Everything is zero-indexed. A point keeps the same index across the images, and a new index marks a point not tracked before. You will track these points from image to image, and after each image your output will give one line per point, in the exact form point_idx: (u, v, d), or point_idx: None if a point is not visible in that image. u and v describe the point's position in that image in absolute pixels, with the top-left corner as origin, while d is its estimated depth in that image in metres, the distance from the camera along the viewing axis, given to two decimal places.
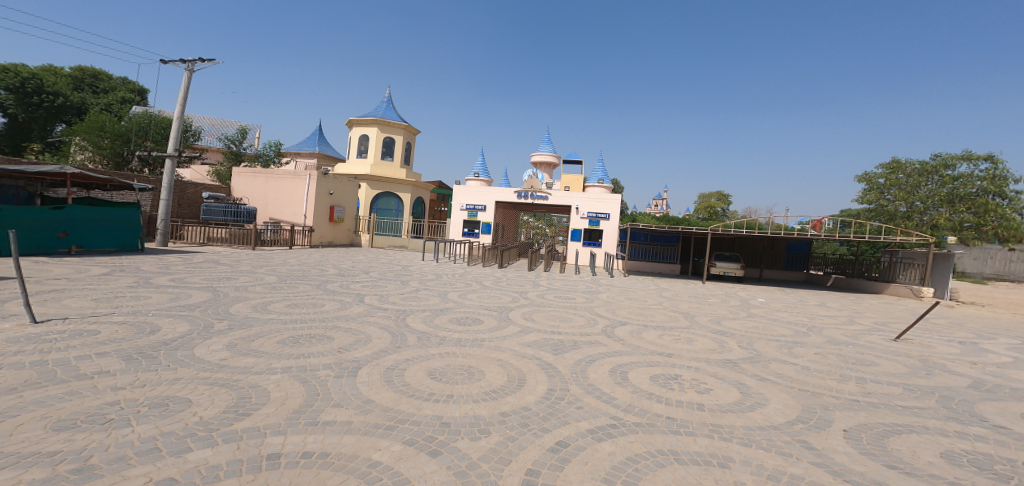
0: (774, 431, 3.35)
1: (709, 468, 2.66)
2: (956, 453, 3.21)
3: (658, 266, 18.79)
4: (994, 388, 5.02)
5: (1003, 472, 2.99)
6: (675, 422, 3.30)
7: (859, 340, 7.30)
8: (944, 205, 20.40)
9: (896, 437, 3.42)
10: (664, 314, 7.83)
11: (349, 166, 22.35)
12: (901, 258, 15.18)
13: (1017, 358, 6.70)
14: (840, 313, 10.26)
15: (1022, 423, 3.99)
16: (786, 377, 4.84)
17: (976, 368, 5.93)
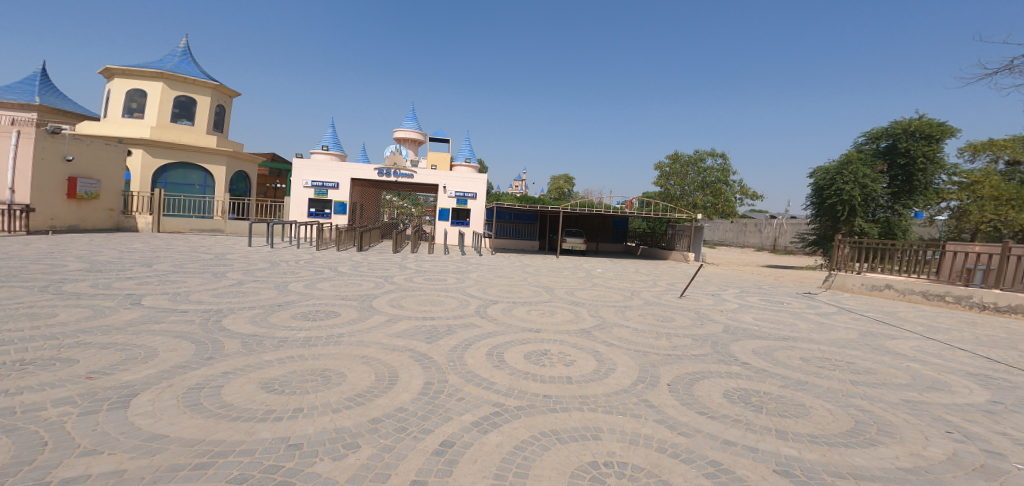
0: (628, 393, 3.65)
1: (586, 442, 2.71)
2: (731, 392, 3.97)
3: (517, 244, 19.95)
4: (734, 330, 6.63)
5: (756, 402, 3.78)
6: (552, 400, 3.37)
7: (663, 299, 8.86)
8: (698, 189, 26.31)
9: (699, 384, 4.10)
10: (529, 289, 8.19)
11: (122, 127, 17.73)
12: (678, 231, 19.07)
13: (739, 303, 9.13)
14: (649, 277, 12.39)
15: (753, 357, 5.29)
16: (628, 341, 5.46)
17: (724, 315, 7.78)
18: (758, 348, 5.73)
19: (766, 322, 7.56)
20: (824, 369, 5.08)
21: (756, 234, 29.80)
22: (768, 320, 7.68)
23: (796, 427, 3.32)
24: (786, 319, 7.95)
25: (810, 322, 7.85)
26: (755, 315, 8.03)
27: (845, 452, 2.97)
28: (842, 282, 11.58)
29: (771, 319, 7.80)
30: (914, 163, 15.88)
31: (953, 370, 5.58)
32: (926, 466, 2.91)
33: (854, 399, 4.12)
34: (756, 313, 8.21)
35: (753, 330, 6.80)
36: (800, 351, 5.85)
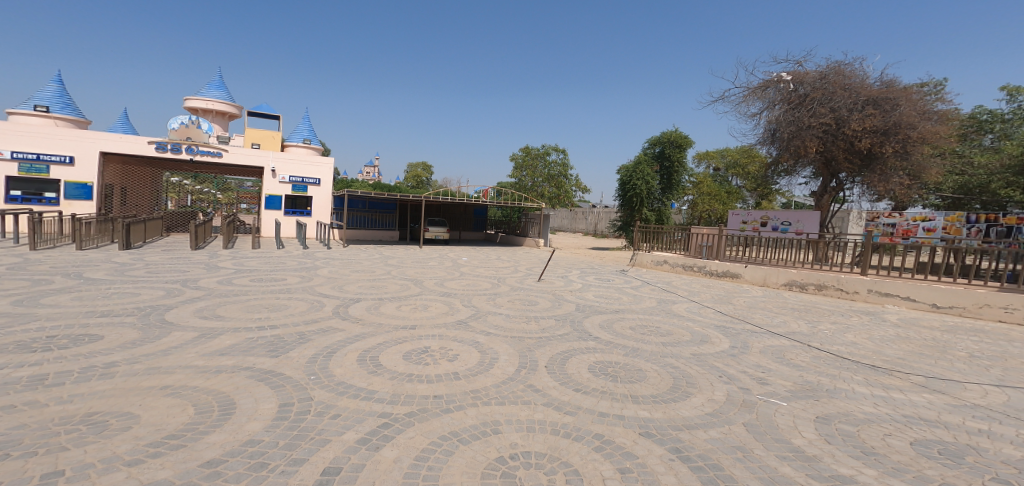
0: (513, 382, 3.78)
1: (486, 438, 2.71)
2: (592, 366, 4.44)
3: (376, 234, 18.74)
4: (584, 308, 7.52)
5: (612, 372, 4.35)
6: (444, 400, 3.25)
7: (525, 284, 9.47)
8: (546, 181, 28.83)
9: (570, 362, 4.51)
10: (395, 283, 7.74)
11: None
12: (530, 219, 20.61)
13: (585, 283, 10.41)
14: (510, 263, 13.13)
15: (601, 331, 6.07)
16: (503, 328, 5.65)
17: (574, 295, 8.75)
18: (603, 323, 6.61)
19: (605, 298, 8.79)
20: (652, 337, 6.15)
21: (583, 221, 34.43)
22: (607, 297, 8.95)
23: (642, 390, 3.89)
24: (620, 294, 9.41)
25: (632, 295, 9.44)
26: (597, 293, 9.25)
27: (676, 405, 3.62)
28: (641, 260, 14.72)
29: (610, 296, 9.13)
30: (672, 166, 20.39)
31: (724, 327, 7.45)
32: (720, 408, 3.70)
33: (671, 359, 5.11)
34: (600, 291, 9.49)
35: (596, 306, 7.83)
36: (634, 321, 6.99)
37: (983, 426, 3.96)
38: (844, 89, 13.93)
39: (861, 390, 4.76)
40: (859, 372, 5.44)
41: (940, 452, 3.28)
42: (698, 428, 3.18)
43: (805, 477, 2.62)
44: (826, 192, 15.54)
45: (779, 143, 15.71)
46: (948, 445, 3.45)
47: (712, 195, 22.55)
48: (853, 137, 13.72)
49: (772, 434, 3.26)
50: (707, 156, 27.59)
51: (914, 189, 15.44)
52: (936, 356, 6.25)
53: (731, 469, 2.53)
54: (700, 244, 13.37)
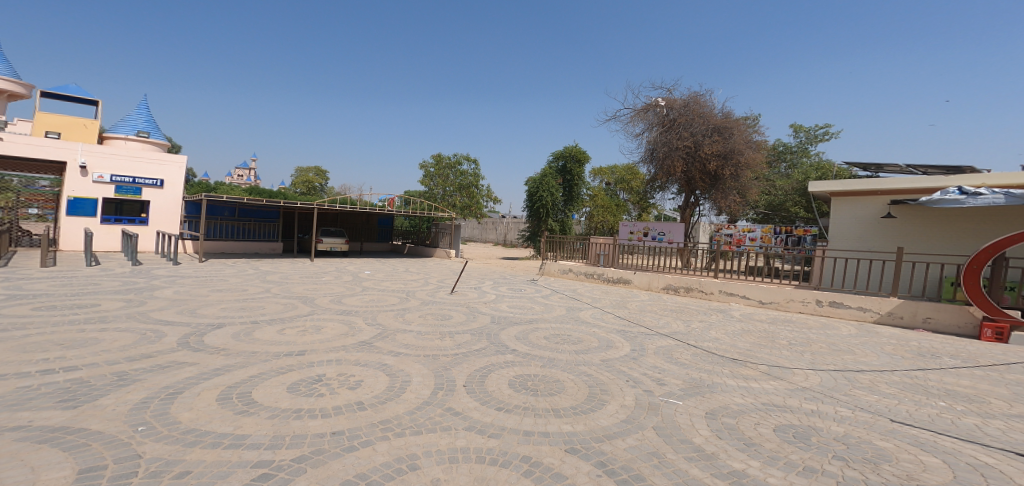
0: (428, 406, 3.48)
1: (401, 477, 2.39)
2: (513, 381, 4.34)
3: (252, 244, 16.74)
4: (499, 320, 7.42)
5: (531, 385, 4.29)
6: (345, 436, 2.84)
7: (437, 297, 9.07)
8: (457, 191, 28.45)
9: (489, 379, 4.34)
10: (278, 304, 6.81)
11: None
12: (441, 229, 20.01)
13: (498, 294, 10.34)
14: (419, 276, 12.56)
15: (519, 343, 6.01)
16: (414, 346, 5.27)
17: (488, 307, 8.59)
18: (519, 334, 6.57)
19: (519, 308, 8.81)
20: (565, 346, 6.27)
21: (493, 231, 34.87)
22: (521, 307, 8.99)
23: (562, 402, 3.91)
24: (532, 304, 9.52)
25: (543, 305, 9.62)
26: (511, 304, 9.24)
27: (596, 415, 3.67)
28: (549, 269, 15.23)
29: (524, 306, 9.17)
30: (573, 180, 21.55)
31: (626, 331, 7.95)
32: (632, 413, 3.84)
33: (585, 367, 5.26)
34: (513, 302, 9.48)
35: (510, 318, 7.79)
36: (548, 331, 7.08)
37: (815, 406, 4.70)
38: (700, 117, 16.42)
39: (736, 384, 5.36)
40: (731, 367, 6.15)
41: (803, 436, 3.79)
42: (617, 437, 3.23)
43: (710, 476, 2.76)
44: (687, 208, 17.99)
45: (656, 161, 17.74)
46: (805, 429, 4.00)
47: (605, 208, 24.72)
48: (707, 158, 16.34)
49: (677, 435, 3.44)
50: (600, 172, 29.74)
51: (744, 206, 18.89)
52: (785, 347, 7.36)
53: (651, 478, 2.57)
54: (598, 253, 14.32)
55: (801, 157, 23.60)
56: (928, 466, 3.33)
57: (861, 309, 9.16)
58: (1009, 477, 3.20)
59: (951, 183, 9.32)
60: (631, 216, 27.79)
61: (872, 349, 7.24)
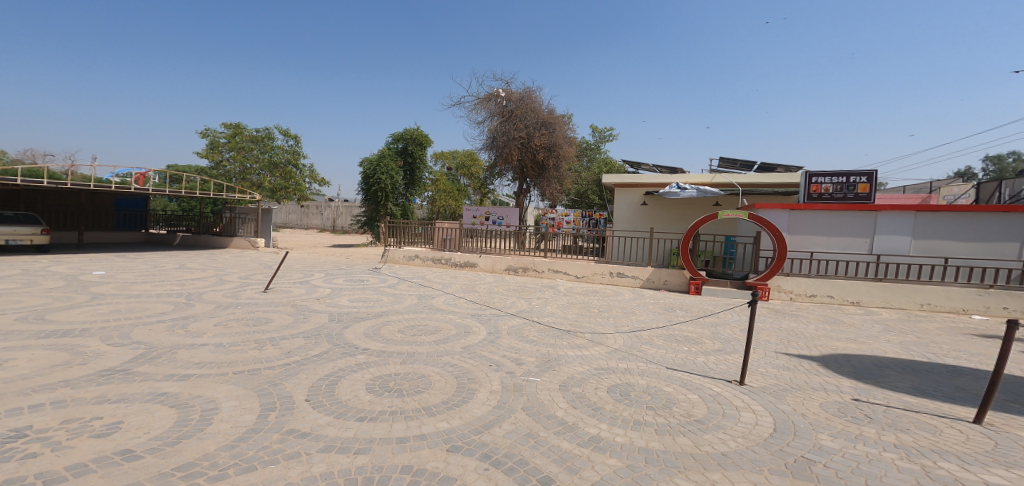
0: (258, 434, 2.94)
1: None
2: (371, 384, 4.01)
3: None
4: (340, 317, 6.77)
5: (394, 386, 4.02)
6: None
7: (242, 298, 7.68)
8: (266, 170, 24.10)
9: (339, 387, 3.90)
10: None
11: None
12: (239, 214, 17.03)
13: (332, 287, 9.37)
14: (209, 273, 10.33)
15: (369, 341, 5.56)
16: (202, 363, 4.34)
17: (325, 303, 7.72)
18: (368, 331, 6.08)
19: (360, 301, 8.17)
20: (423, 336, 6.13)
21: (319, 216, 31.53)
22: (361, 299, 8.36)
23: (432, 398, 3.79)
24: (374, 295, 8.90)
25: (392, 295, 9.14)
26: (350, 297, 8.50)
27: (470, 407, 3.67)
28: (393, 256, 14.57)
29: (364, 298, 8.54)
30: (414, 163, 20.90)
31: (480, 314, 8.23)
32: (502, 398, 3.98)
33: (448, 357, 5.22)
34: (351, 294, 8.74)
35: (357, 312, 7.20)
36: (402, 323, 6.74)
37: (626, 364, 5.67)
38: (533, 110, 17.80)
39: (575, 354, 6.06)
40: (567, 338, 6.93)
41: (630, 393, 4.52)
42: (494, 425, 3.33)
43: (577, 446, 3.07)
44: (520, 195, 19.42)
45: (495, 149, 18.62)
46: (628, 386, 4.79)
47: (447, 193, 24.84)
48: (538, 150, 17.93)
49: (543, 412, 3.70)
50: (440, 156, 29.36)
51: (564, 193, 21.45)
52: (601, 313, 8.76)
53: (533, 460, 2.76)
54: (443, 238, 14.28)
55: (598, 153, 28.09)
56: (695, 402, 4.33)
57: (633, 278, 11.54)
58: (731, 400, 4.42)
59: (673, 180, 13.53)
60: (471, 202, 28.60)
61: (641, 309, 9.20)
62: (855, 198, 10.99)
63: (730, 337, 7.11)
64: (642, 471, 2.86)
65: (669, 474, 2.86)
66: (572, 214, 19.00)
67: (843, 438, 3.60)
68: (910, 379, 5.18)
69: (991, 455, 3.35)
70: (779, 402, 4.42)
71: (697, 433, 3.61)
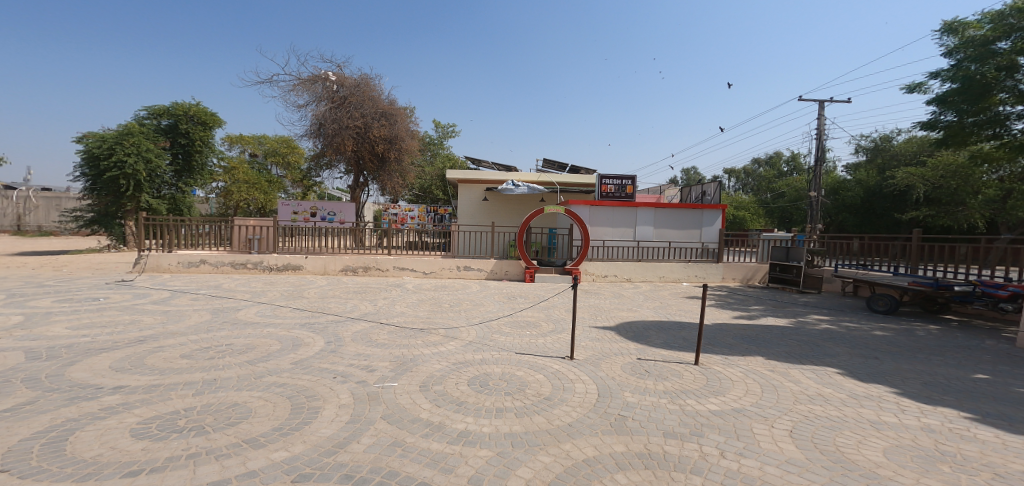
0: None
1: None
2: (141, 429, 3.13)
3: None
4: (54, 353, 5.00)
5: (188, 425, 3.22)
6: None
7: None
8: None
9: (75, 443, 2.90)
10: None
11: None
12: None
13: (27, 314, 6.85)
14: None
15: (125, 375, 4.32)
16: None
17: (10, 338, 5.56)
18: (115, 363, 4.70)
19: (86, 328, 6.21)
20: (229, 357, 5.11)
21: None
22: (87, 325, 6.35)
23: (258, 427, 3.18)
24: (121, 317, 6.87)
25: (162, 313, 7.28)
26: (65, 324, 6.37)
27: (314, 428, 3.21)
28: (159, 263, 11.46)
29: (90, 323, 6.48)
30: (194, 147, 17.13)
31: (314, 324, 7.23)
32: (355, 410, 3.60)
33: (273, 377, 4.46)
34: (67, 321, 6.52)
35: (89, 343, 5.46)
36: (187, 347, 5.43)
37: (480, 355, 5.80)
38: (370, 99, 16.71)
39: (433, 352, 5.93)
40: (422, 337, 6.73)
41: (488, 382, 4.64)
42: (350, 441, 2.99)
43: (448, 444, 3.01)
44: (356, 189, 18.11)
45: (322, 138, 16.81)
46: (486, 376, 4.90)
47: (251, 184, 21.20)
48: (376, 141, 16.88)
49: (406, 417, 3.49)
50: (240, 140, 24.47)
51: (405, 188, 20.70)
52: (452, 308, 8.79)
53: (403, 469, 2.62)
54: (247, 238, 12.26)
55: (440, 149, 28.02)
56: (542, 381, 4.71)
57: (478, 270, 11.97)
58: (567, 375, 4.94)
59: (510, 177, 14.46)
60: (288, 195, 25.12)
61: (488, 299, 9.58)
62: (623, 197, 13.59)
63: (560, 317, 8.03)
64: (511, 455, 2.96)
65: (532, 453, 3.02)
66: (416, 209, 18.49)
67: (639, 393, 4.37)
68: (663, 336, 6.61)
69: (708, 388, 4.48)
70: (597, 369, 5.12)
71: (548, 409, 3.92)
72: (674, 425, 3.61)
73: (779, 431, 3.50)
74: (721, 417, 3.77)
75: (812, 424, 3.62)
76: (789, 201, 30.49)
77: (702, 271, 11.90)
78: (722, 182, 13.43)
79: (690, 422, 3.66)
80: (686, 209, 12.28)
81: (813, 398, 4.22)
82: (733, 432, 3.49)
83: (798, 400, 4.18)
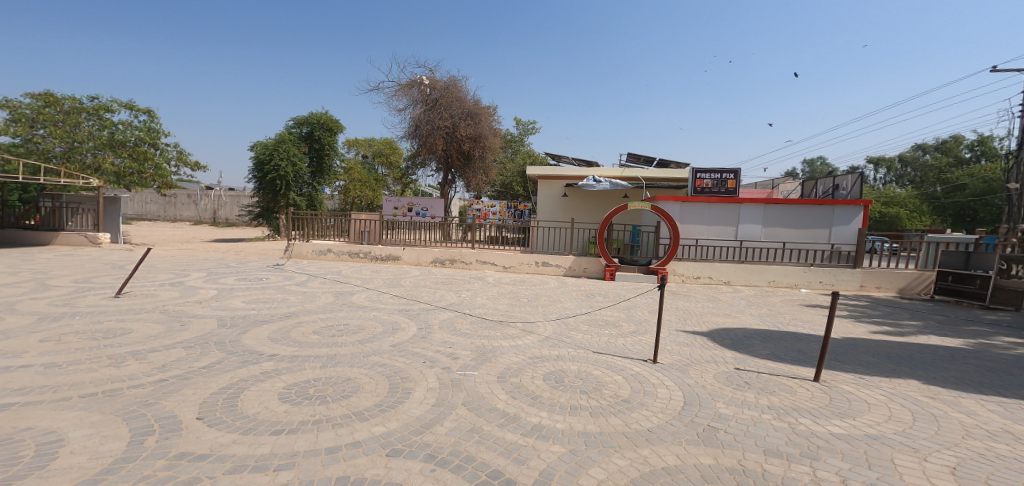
0: (133, 463, 2.58)
1: None
2: (284, 393, 3.70)
3: None
4: (233, 322, 6.12)
5: (313, 394, 3.73)
6: None
7: (87, 307, 6.51)
8: (105, 148, 17.03)
9: (241, 400, 3.53)
10: None
11: None
12: (67, 203, 14.75)
13: (219, 289, 8.44)
14: (32, 278, 8.66)
15: (276, 346, 5.12)
16: (28, 389, 3.62)
17: (209, 307, 6.93)
18: (271, 334, 5.59)
19: (257, 302, 7.47)
20: (345, 336, 5.78)
21: (191, 206, 28.75)
22: (259, 300, 7.65)
23: (363, 402, 3.58)
24: (274, 295, 8.15)
25: (301, 294, 8.47)
26: (244, 298, 7.73)
27: (407, 408, 3.50)
28: (300, 251, 13.38)
29: (261, 299, 7.78)
30: (322, 149, 19.38)
31: (408, 310, 7.88)
32: (440, 395, 3.87)
33: (376, 356, 4.96)
34: (244, 296, 7.92)
35: (255, 315, 6.56)
36: (316, 324, 6.27)
37: (556, 351, 5.83)
38: (458, 100, 17.49)
39: (510, 345, 6.10)
40: (500, 329, 6.94)
41: (564, 379, 4.65)
42: (435, 423, 3.23)
43: (522, 436, 3.11)
44: (445, 186, 19.09)
45: (417, 138, 18.02)
46: (562, 372, 4.92)
47: (363, 182, 23.47)
48: (463, 140, 17.68)
49: (484, 405, 3.66)
50: (355, 144, 27.51)
51: (489, 184, 21.28)
52: (530, 303, 8.92)
53: (480, 456, 2.77)
54: (360, 230, 13.47)
55: (522, 146, 28.39)
56: (620, 383, 4.60)
57: (557, 266, 11.97)
58: (649, 378, 4.78)
59: (592, 173, 14.20)
60: (390, 192, 27.28)
61: (566, 296, 9.56)
62: (725, 193, 12.48)
63: (642, 319, 7.73)
64: (584, 454, 2.96)
65: (607, 454, 2.99)
66: (497, 205, 19.01)
67: (734, 405, 4.06)
68: (770, 346, 6.04)
69: (831, 409, 4.01)
70: (686, 376, 4.86)
71: (626, 412, 3.84)
72: (779, 443, 3.31)
73: (927, 466, 3.03)
74: (834, 442, 3.36)
75: (986, 464, 3.07)
76: (973, 195, 24.87)
77: (830, 278, 10.55)
78: (863, 174, 11.71)
79: (802, 443, 3.32)
80: (811, 206, 10.88)
81: (997, 435, 3.56)
82: (860, 459, 3.10)
83: (966, 434, 3.55)
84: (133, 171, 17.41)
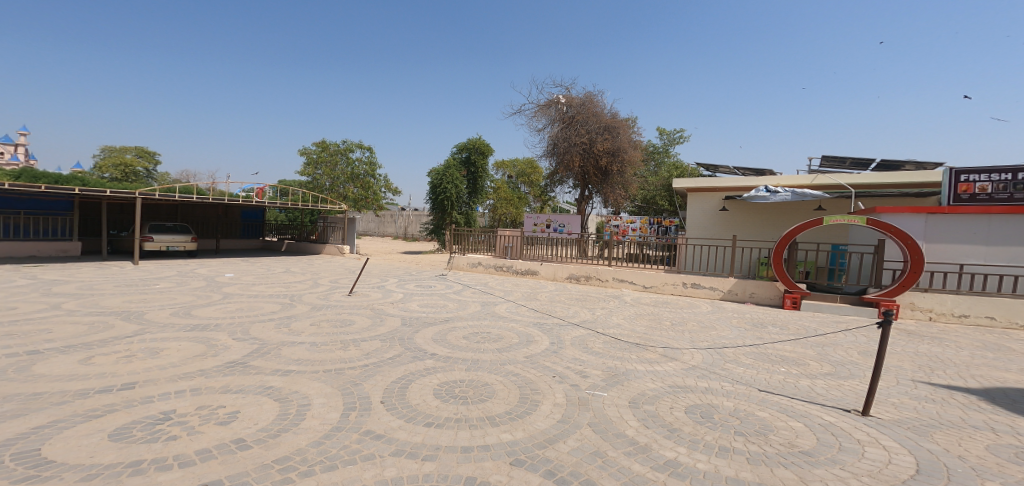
0: (341, 433, 3.18)
1: None
2: (439, 390, 4.15)
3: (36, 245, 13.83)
4: (411, 322, 7.16)
5: (457, 393, 4.10)
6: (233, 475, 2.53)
7: (331, 301, 8.45)
8: (349, 181, 22.22)
9: (409, 391, 4.09)
10: (87, 322, 6.12)
11: None
12: (330, 223, 18.96)
13: (407, 293, 10.01)
14: (305, 277, 11.75)
15: (437, 347, 5.78)
16: (300, 360, 4.83)
17: (398, 308, 8.25)
18: (436, 336, 6.34)
19: (428, 307, 8.61)
20: (488, 344, 6.21)
21: (393, 224, 34.86)
22: (430, 305, 8.79)
23: (496, 408, 3.78)
24: (440, 301, 9.31)
25: (457, 301, 9.48)
26: (420, 302, 8.99)
27: (531, 419, 3.58)
28: (457, 263, 14.97)
29: (433, 304, 8.95)
30: (476, 172, 21.42)
31: (542, 324, 8.06)
32: (567, 411, 3.84)
33: (510, 366, 5.21)
34: (421, 300, 9.22)
35: (424, 318, 7.56)
36: (466, 330, 6.92)
37: (706, 383, 5.24)
38: (594, 115, 17.54)
39: (646, 369, 5.73)
40: (637, 352, 6.59)
41: (711, 415, 4.14)
42: (559, 440, 3.22)
43: (652, 470, 2.87)
44: (581, 202, 19.12)
45: (556, 156, 18.58)
46: (710, 408, 4.37)
47: (508, 200, 25.31)
48: (599, 154, 17.54)
49: (611, 430, 3.50)
50: (501, 165, 30.00)
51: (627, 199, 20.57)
52: (673, 327, 8.19)
53: (601, 481, 2.65)
54: (505, 245, 14.43)
55: (664, 157, 26.91)
56: (797, 431, 3.85)
57: (710, 289, 10.82)
58: (851, 433, 3.87)
59: (758, 184, 12.49)
60: (530, 209, 28.67)
61: (722, 323, 8.54)
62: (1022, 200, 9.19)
63: (845, 360, 6.34)
64: None
65: None
66: (637, 221, 18.14)
67: None
68: None
69: None
70: (909, 439, 3.79)
71: (797, 466, 3.19)
72: None
73: None
74: None
75: None
76: None
77: None
78: None
79: None
80: None
81: None
82: None
83: None
84: (364, 197, 22.64)
